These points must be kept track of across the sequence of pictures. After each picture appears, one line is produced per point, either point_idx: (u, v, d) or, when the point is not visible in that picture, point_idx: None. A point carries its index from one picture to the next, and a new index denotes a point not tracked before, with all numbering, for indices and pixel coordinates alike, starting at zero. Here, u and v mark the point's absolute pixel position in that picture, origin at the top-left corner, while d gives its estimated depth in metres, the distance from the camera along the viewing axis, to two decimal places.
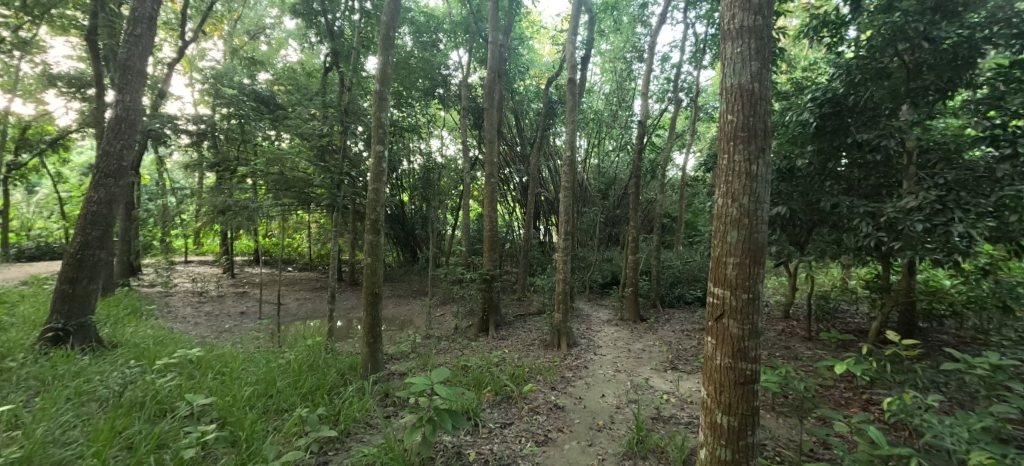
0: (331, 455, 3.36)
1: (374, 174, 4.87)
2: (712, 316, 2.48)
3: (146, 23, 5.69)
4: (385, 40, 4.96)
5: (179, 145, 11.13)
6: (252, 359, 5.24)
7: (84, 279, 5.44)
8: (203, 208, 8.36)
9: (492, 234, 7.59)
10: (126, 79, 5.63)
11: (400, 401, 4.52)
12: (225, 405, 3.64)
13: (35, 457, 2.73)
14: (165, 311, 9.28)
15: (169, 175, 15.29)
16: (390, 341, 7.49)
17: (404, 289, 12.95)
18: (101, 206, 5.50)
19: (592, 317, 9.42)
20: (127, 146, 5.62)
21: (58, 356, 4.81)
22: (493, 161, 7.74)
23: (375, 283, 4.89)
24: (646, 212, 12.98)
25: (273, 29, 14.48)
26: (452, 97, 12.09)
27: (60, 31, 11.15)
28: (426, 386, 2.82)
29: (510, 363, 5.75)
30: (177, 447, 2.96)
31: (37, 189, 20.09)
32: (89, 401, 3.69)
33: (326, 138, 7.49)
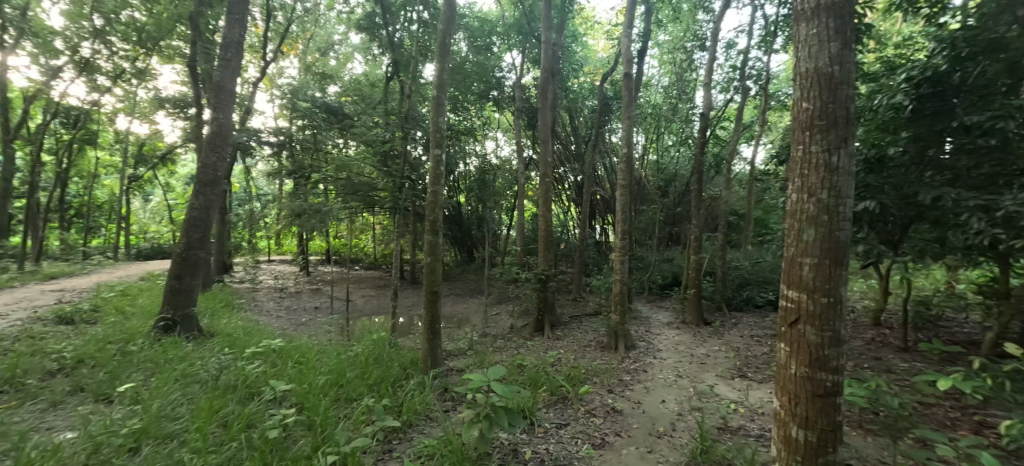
0: (395, 444, 3.54)
1: (433, 177, 5.05)
2: (786, 321, 2.30)
3: (235, 48, 6.38)
4: (442, 47, 5.13)
5: (263, 155, 12.33)
6: (324, 350, 5.68)
7: (187, 276, 6.20)
8: (283, 212, 9.17)
9: (547, 235, 7.60)
10: (220, 99, 6.34)
11: (458, 396, 4.67)
12: (302, 392, 3.98)
13: (151, 430, 3.16)
14: (252, 305, 10.35)
15: (255, 183, 16.99)
16: (449, 338, 7.77)
17: (461, 288, 13.34)
18: (200, 212, 6.24)
19: (652, 320, 9.08)
20: (221, 157, 6.32)
21: (168, 342, 5.53)
22: (548, 161, 7.71)
23: (435, 282, 5.07)
24: (710, 210, 12.28)
25: (341, 45, 15.60)
26: (506, 99, 12.27)
27: (168, 60, 12.83)
28: (483, 383, 2.86)
29: (566, 364, 5.71)
30: (263, 427, 3.28)
31: (152, 197, 23.25)
32: (192, 383, 4.21)
33: (388, 144, 7.90)
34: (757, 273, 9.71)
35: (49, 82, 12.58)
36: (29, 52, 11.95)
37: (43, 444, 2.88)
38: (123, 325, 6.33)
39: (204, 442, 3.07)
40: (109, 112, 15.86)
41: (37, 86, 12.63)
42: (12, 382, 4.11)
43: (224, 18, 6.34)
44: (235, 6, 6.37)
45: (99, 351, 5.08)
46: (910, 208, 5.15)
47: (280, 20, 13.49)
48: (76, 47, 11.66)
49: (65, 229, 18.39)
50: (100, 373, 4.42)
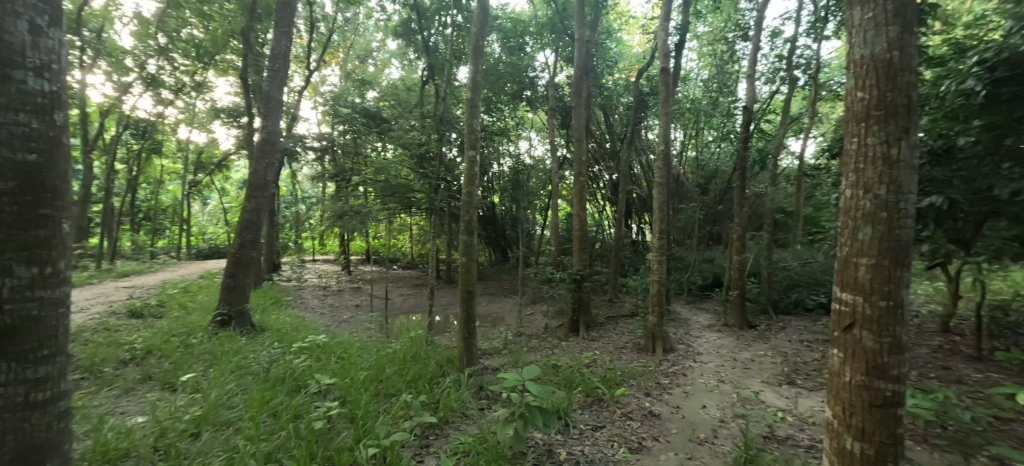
0: (432, 440, 3.62)
1: (468, 178, 5.11)
2: (839, 326, 2.16)
3: (282, 59, 6.75)
4: (476, 49, 5.18)
5: (308, 160, 12.96)
6: (365, 347, 5.89)
7: (241, 274, 6.62)
8: (326, 214, 9.60)
9: (581, 234, 7.51)
10: (268, 107, 6.72)
11: (493, 394, 4.72)
12: (345, 386, 4.16)
13: (210, 417, 3.41)
14: (299, 302, 10.92)
15: (300, 187, 17.89)
16: (484, 337, 7.85)
17: (496, 288, 13.46)
18: (252, 214, 6.65)
19: (691, 322, 8.78)
20: (270, 162, 6.70)
21: (225, 336, 5.94)
22: (582, 160, 7.62)
23: (469, 281, 5.14)
24: (754, 208, 11.72)
25: (379, 51, 16.16)
26: (540, 98, 12.23)
27: (223, 72, 13.75)
28: (518, 383, 2.86)
29: (601, 366, 5.63)
30: (309, 418, 3.44)
31: (209, 201, 25.00)
32: (245, 374, 4.49)
33: (424, 147, 8.08)
34: (807, 274, 9.15)
35: (121, 97, 13.80)
36: (104, 71, 13.18)
37: (118, 427, 3.17)
38: (185, 320, 6.85)
39: (256, 430, 3.26)
40: (173, 123, 17.23)
41: (112, 101, 13.90)
42: (93, 369, 4.56)
43: (273, 31, 6.73)
44: (281, 19, 6.74)
45: (165, 343, 5.53)
46: (985, 204, 4.73)
47: (323, 31, 14.14)
48: (144, 64, 12.73)
49: (136, 231, 20.15)
50: (165, 364, 4.81)
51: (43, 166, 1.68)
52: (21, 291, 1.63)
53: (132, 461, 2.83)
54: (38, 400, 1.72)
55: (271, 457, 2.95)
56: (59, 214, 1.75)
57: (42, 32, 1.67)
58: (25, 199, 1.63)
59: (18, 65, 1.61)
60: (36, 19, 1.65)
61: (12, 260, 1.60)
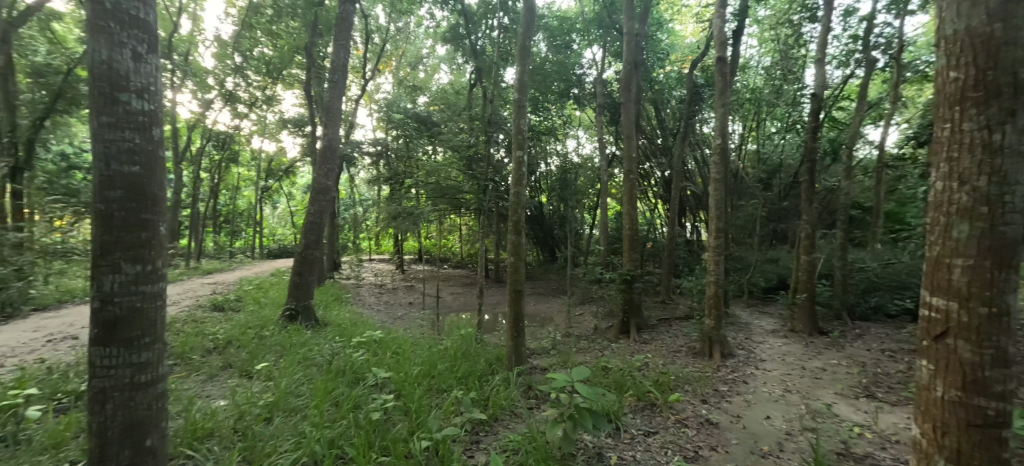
0: (482, 436, 3.69)
1: (516, 178, 5.13)
2: (929, 334, 1.93)
3: (341, 70, 7.18)
4: (522, 50, 5.20)
5: (365, 164, 13.69)
6: (418, 343, 6.12)
7: (305, 272, 7.09)
8: (381, 216, 10.08)
9: (632, 234, 7.30)
10: (329, 116, 7.16)
11: (542, 394, 4.72)
12: (399, 380, 4.35)
13: (281, 404, 3.70)
14: (357, 299, 11.56)
15: (358, 190, 18.95)
16: (532, 336, 7.87)
17: (544, 288, 13.45)
18: (316, 217, 7.12)
19: (752, 326, 8.25)
20: (331, 168, 7.14)
21: (292, 329, 6.42)
22: (632, 157, 7.40)
23: (518, 281, 5.17)
24: (826, 203, 10.77)
25: (428, 58, 16.74)
26: (587, 96, 12.03)
27: (289, 86, 14.91)
28: (567, 384, 2.82)
29: (654, 369, 5.44)
30: (367, 409, 3.63)
31: (279, 204, 27.23)
32: (311, 365, 4.84)
33: (472, 148, 8.28)
34: (889, 276, 8.27)
35: (204, 112, 15.35)
36: (191, 90, 14.73)
37: (204, 408, 3.54)
38: (259, 314, 7.49)
39: (321, 417, 3.49)
40: (248, 135, 18.92)
41: (196, 116, 15.50)
42: (184, 356, 5.12)
43: (333, 44, 7.17)
44: (340, 33, 7.16)
45: (242, 334, 6.07)
46: None
47: (377, 41, 14.89)
48: (224, 82, 14.08)
49: (218, 233, 22.36)
50: (243, 353, 5.29)
51: (146, 177, 1.91)
52: (128, 287, 1.87)
53: (216, 440, 3.15)
54: (142, 381, 1.97)
55: (334, 444, 3.15)
56: (154, 218, 1.96)
57: (143, 58, 1.90)
58: (131, 207, 1.86)
59: (125, 89, 1.84)
60: (139, 49, 1.88)
61: (121, 259, 1.85)
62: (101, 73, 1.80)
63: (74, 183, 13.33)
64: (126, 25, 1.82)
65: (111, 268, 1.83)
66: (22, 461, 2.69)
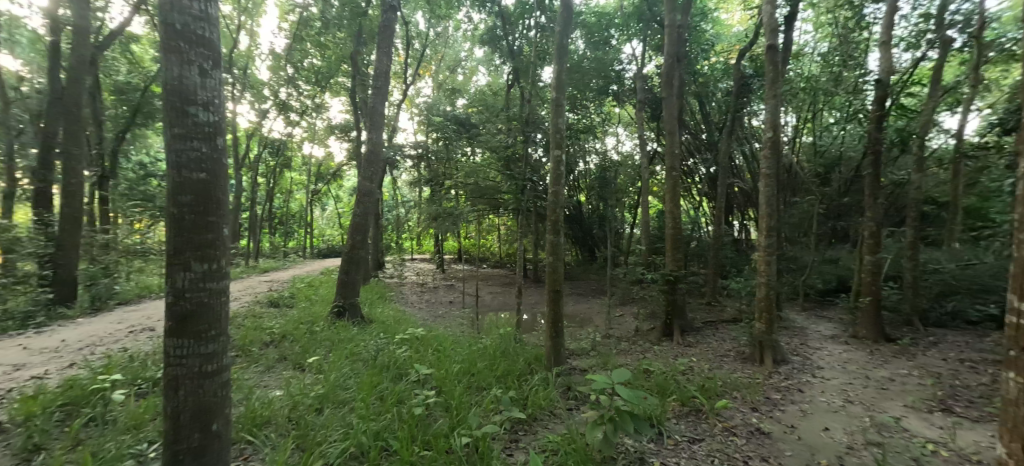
0: (521, 435, 3.70)
1: (553, 177, 5.11)
2: (1019, 343, 1.71)
3: (383, 77, 7.44)
4: (560, 48, 5.15)
5: (406, 167, 14.12)
6: (458, 341, 6.24)
7: (351, 271, 7.41)
8: (422, 216, 10.37)
9: (675, 233, 7.04)
10: (373, 121, 7.43)
11: (581, 395, 4.66)
12: (441, 377, 4.46)
13: (330, 396, 3.89)
14: (400, 297, 11.97)
15: (400, 192, 19.61)
16: (571, 337, 7.80)
17: (582, 288, 13.31)
18: (361, 218, 7.42)
19: (808, 331, 7.73)
20: (375, 171, 7.41)
21: (340, 325, 6.74)
22: (675, 154, 7.15)
23: (556, 281, 5.13)
24: (893, 199, 9.89)
25: (466, 61, 17.04)
26: (627, 92, 11.73)
27: (336, 93, 15.68)
28: (607, 385, 2.74)
29: (699, 374, 5.23)
30: (410, 404, 3.74)
31: (328, 207, 28.72)
32: (357, 360, 5.06)
33: (510, 149, 8.23)
34: (970, 279, 7.43)
35: (261, 122, 16.44)
36: (248, 101, 15.82)
37: (263, 398, 3.80)
38: (310, 310, 7.93)
39: (367, 410, 3.64)
40: (299, 141, 20.07)
41: (254, 125, 16.64)
42: (245, 348, 5.51)
43: (376, 52, 7.44)
44: (382, 41, 7.42)
45: (296, 329, 6.45)
46: None
47: (417, 47, 15.34)
48: (277, 92, 15.02)
49: (274, 234, 23.89)
50: (296, 347, 5.62)
51: (212, 183, 2.07)
52: (197, 283, 2.04)
53: (272, 427, 3.38)
54: (209, 370, 2.13)
55: (379, 436, 3.27)
56: (219, 220, 2.12)
57: (208, 74, 2.06)
58: (199, 210, 2.03)
59: (194, 103, 2.00)
60: (205, 66, 2.04)
61: (191, 258, 2.02)
62: (173, 89, 1.96)
63: (150, 189, 14.70)
64: (194, 44, 1.98)
65: (182, 266, 2.00)
66: (110, 439, 3.01)
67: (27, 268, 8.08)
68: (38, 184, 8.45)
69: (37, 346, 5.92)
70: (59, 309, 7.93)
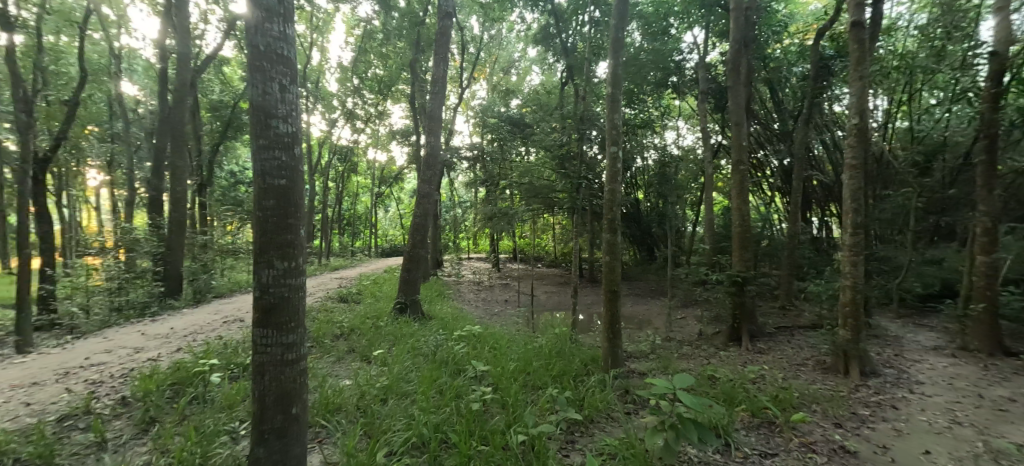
0: (577, 436, 3.65)
1: (609, 175, 4.97)
2: None
3: (440, 81, 7.71)
4: (616, 42, 5.01)
5: (463, 168, 14.53)
6: (514, 339, 6.32)
7: (412, 269, 7.74)
8: (478, 216, 10.59)
9: (743, 231, 6.56)
10: (431, 125, 7.69)
11: (640, 400, 4.51)
12: (497, 374, 4.53)
13: (394, 388, 4.11)
14: (458, 295, 12.34)
15: (457, 193, 20.21)
16: (629, 339, 7.57)
17: (641, 289, 12.87)
18: (421, 219, 7.71)
19: (905, 341, 6.85)
20: (434, 172, 7.68)
21: (402, 321, 7.08)
22: (742, 146, 6.67)
23: (613, 281, 4.98)
24: (1014, 190, 8.49)
25: (520, 61, 17.23)
26: (688, 83, 11.15)
27: (397, 100, 16.51)
28: (667, 391, 2.45)
29: (772, 383, 4.84)
30: (467, 400, 3.84)
31: (390, 209, 30.35)
32: (418, 355, 5.29)
33: (565, 147, 8.15)
34: None
35: (331, 130, 17.75)
36: (320, 112, 17.16)
37: (335, 386, 4.10)
38: (376, 305, 8.42)
39: (428, 403, 3.79)
40: (364, 147, 21.40)
41: (325, 134, 17.99)
42: (319, 340, 5.97)
43: (434, 58, 7.73)
44: (440, 47, 7.68)
45: (363, 323, 6.88)
46: None
47: (473, 51, 15.73)
48: (345, 102, 16.12)
49: (343, 234, 25.70)
50: (363, 340, 6.00)
51: (290, 189, 2.26)
52: (279, 280, 2.24)
53: (342, 414, 3.63)
54: (290, 358, 2.34)
55: (438, 429, 3.38)
56: (296, 222, 2.30)
57: (287, 89, 2.25)
58: (280, 212, 2.22)
59: (275, 116, 2.19)
60: (284, 82, 2.24)
61: (274, 257, 2.22)
62: (259, 105, 2.17)
63: (239, 195, 16.39)
64: (274, 63, 2.18)
65: (267, 263, 2.21)
66: (210, 416, 3.42)
67: (144, 264, 9.38)
68: (152, 192, 9.75)
69: (153, 331, 6.87)
70: (168, 300, 9.15)
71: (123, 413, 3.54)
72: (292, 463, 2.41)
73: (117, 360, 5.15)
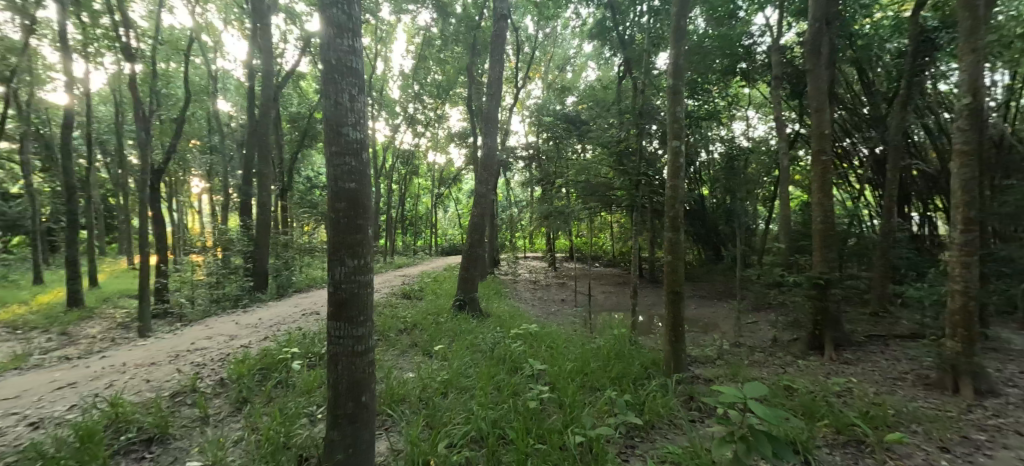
0: (638, 441, 3.53)
1: (671, 170, 4.76)
2: None
3: (496, 83, 7.83)
4: (678, 31, 4.76)
5: (519, 167, 14.65)
6: (571, 339, 6.25)
7: (471, 267, 7.94)
8: (535, 215, 10.63)
9: (825, 228, 5.96)
10: (488, 126, 7.82)
11: (706, 407, 4.27)
12: (554, 374, 4.52)
13: (453, 382, 4.26)
14: (514, 293, 12.47)
15: (513, 193, 20.45)
16: (694, 342, 7.18)
17: (706, 291, 12.18)
18: (478, 219, 7.88)
19: None
20: (491, 172, 7.81)
21: (461, 318, 7.29)
22: (825, 134, 6.06)
23: (676, 282, 4.75)
24: None
25: (576, 58, 17.06)
26: (759, 69, 10.34)
27: (455, 104, 17.08)
28: (737, 400, 2.12)
29: (861, 398, 4.35)
30: (525, 397, 3.88)
31: (449, 209, 31.46)
32: (477, 351, 5.43)
33: (623, 142, 7.89)
34: None
35: (394, 135, 18.76)
36: (385, 118, 18.21)
37: (399, 378, 4.32)
38: (437, 302, 8.76)
39: (486, 399, 3.87)
40: (425, 150, 22.35)
41: (389, 138, 19.03)
42: (385, 333, 6.35)
43: (490, 61, 7.85)
44: (495, 48, 7.79)
45: (425, 319, 7.19)
46: None
47: (528, 50, 15.83)
48: (408, 108, 16.96)
49: (406, 233, 27.01)
50: (425, 335, 6.27)
51: (359, 192, 2.41)
52: (351, 277, 2.41)
53: (406, 405, 3.82)
54: (360, 350, 2.49)
55: (496, 424, 3.44)
56: (365, 222, 2.45)
57: (356, 98, 2.40)
58: (350, 215, 2.38)
59: (346, 124, 2.36)
60: (354, 92, 2.38)
61: (345, 255, 2.39)
62: (332, 115, 2.34)
63: (314, 198, 17.84)
64: (345, 75, 2.33)
65: (339, 261, 2.39)
66: (292, 399, 3.76)
67: (237, 261, 10.52)
68: (243, 197, 10.92)
69: (244, 321, 7.69)
70: (257, 294, 10.18)
71: (221, 393, 4.01)
72: (362, 447, 2.58)
73: (216, 346, 5.83)
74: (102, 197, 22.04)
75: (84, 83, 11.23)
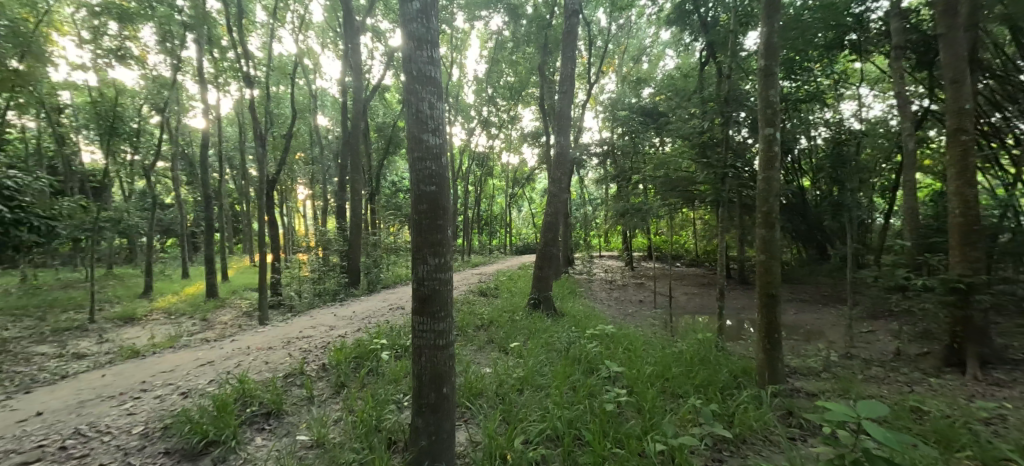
0: (727, 456, 3.26)
1: (763, 161, 4.32)
2: None
3: (567, 80, 7.75)
4: (771, 4, 4.29)
5: (592, 164, 14.36)
6: (650, 342, 6.00)
7: (545, 266, 7.95)
8: (610, 213, 10.38)
9: (966, 222, 5.00)
10: (560, 124, 7.73)
11: (810, 425, 3.82)
12: (632, 377, 4.37)
13: (529, 379, 4.30)
14: (589, 293, 12.27)
15: (587, 191, 20.09)
16: (794, 352, 6.45)
17: (808, 295, 10.87)
18: (551, 218, 7.86)
19: None
20: (563, 171, 7.74)
21: (536, 316, 7.34)
22: (963, 109, 5.08)
23: (770, 283, 4.29)
24: None
25: (652, 47, 16.26)
26: (874, 39, 8.95)
27: (528, 104, 17.25)
28: (846, 419, 1.82)
29: (1019, 428, 3.57)
30: (601, 400, 3.79)
31: (523, 209, 31.82)
32: (552, 350, 5.44)
33: (707, 133, 7.32)
34: None
35: (469, 138, 19.43)
36: (461, 123, 18.97)
37: (477, 372, 4.48)
38: (512, 300, 8.93)
39: (561, 398, 3.85)
40: (499, 151, 22.87)
41: (465, 142, 19.78)
42: (463, 329, 6.63)
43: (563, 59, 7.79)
44: (567, 45, 7.71)
45: (501, 317, 7.37)
46: None
47: (601, 45, 15.46)
48: (482, 111, 17.48)
49: (482, 233, 27.86)
50: (501, 332, 6.43)
51: (439, 194, 2.54)
52: (434, 274, 2.55)
53: (484, 399, 3.95)
54: (441, 343, 2.62)
55: (572, 425, 3.41)
56: (444, 224, 2.56)
57: (435, 105, 2.53)
58: (431, 217, 2.53)
59: (426, 130, 2.50)
60: (433, 100, 2.52)
61: (427, 252, 2.53)
62: (414, 123, 2.51)
63: (399, 201, 19.18)
64: (424, 85, 2.48)
65: (422, 259, 2.55)
66: (382, 386, 4.09)
67: (336, 260, 11.68)
68: (338, 202, 12.12)
69: (342, 314, 8.55)
70: (351, 290, 11.20)
71: (324, 377, 4.51)
72: (443, 436, 2.71)
73: (319, 334, 6.56)
74: (231, 204, 25.85)
75: (217, 108, 13.30)
